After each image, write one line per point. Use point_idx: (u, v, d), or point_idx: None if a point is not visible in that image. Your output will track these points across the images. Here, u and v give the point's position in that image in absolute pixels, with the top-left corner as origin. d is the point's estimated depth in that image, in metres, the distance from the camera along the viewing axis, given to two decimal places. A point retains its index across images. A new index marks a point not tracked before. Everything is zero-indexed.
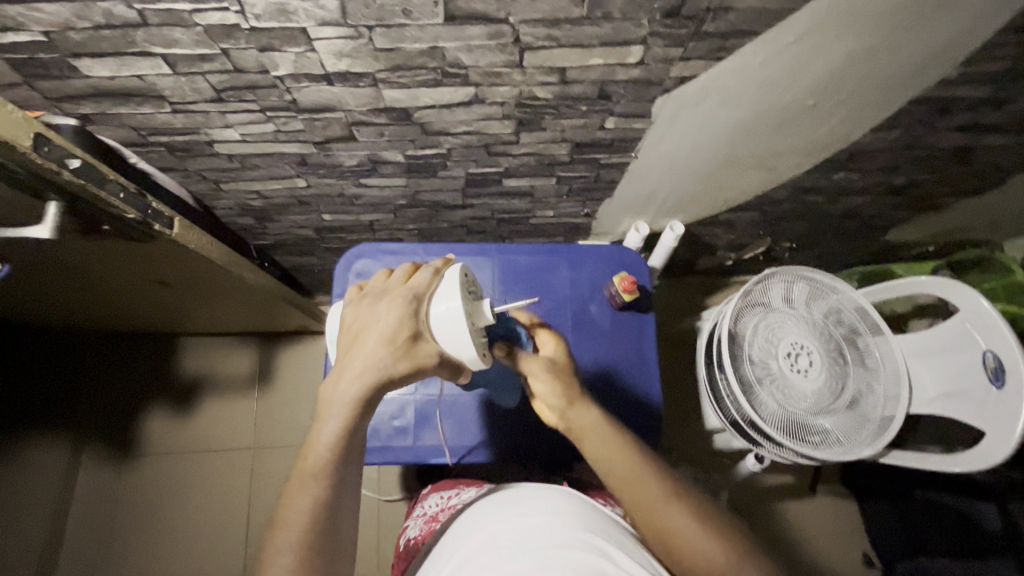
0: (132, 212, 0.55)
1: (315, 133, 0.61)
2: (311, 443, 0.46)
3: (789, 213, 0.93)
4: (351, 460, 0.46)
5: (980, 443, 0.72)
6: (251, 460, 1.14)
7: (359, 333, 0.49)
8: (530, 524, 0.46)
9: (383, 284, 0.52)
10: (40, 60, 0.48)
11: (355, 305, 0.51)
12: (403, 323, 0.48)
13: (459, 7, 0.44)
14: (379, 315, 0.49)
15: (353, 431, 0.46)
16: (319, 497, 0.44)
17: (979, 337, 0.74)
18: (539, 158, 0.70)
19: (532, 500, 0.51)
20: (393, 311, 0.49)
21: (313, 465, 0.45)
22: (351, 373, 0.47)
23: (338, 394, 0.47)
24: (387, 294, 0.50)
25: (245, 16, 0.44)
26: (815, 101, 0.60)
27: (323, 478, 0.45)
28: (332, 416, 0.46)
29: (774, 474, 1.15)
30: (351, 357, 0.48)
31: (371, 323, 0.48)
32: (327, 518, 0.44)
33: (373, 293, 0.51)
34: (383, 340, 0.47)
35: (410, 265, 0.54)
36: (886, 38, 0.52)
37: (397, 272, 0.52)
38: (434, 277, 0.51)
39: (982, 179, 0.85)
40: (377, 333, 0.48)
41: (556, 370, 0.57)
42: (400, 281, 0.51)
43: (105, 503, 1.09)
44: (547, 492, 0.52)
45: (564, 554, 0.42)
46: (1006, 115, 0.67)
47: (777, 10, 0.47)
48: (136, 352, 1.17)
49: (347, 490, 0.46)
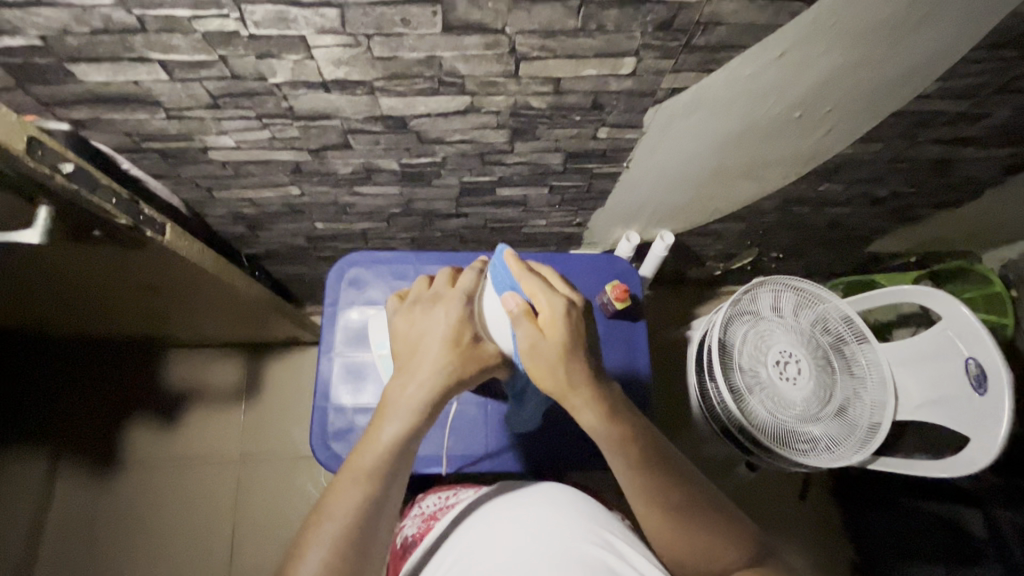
0: (124, 218, 0.55)
1: (310, 140, 0.61)
2: (369, 440, 0.47)
3: (776, 224, 0.95)
4: (404, 464, 0.47)
5: (966, 448, 0.72)
6: (237, 473, 1.12)
7: (421, 338, 0.51)
8: (540, 518, 0.47)
9: (428, 292, 0.54)
10: (35, 65, 0.48)
11: (404, 314, 0.53)
12: (464, 325, 0.51)
13: (458, 18, 0.44)
14: (436, 320, 0.51)
15: (413, 435, 0.47)
16: (366, 498, 0.45)
17: (961, 345, 0.75)
18: (532, 167, 0.71)
19: (543, 492, 0.53)
20: (451, 314, 0.51)
21: (366, 463, 0.46)
22: (421, 376, 0.48)
23: (405, 396, 0.48)
24: (440, 300, 0.52)
25: (244, 23, 0.44)
26: (801, 114, 0.62)
27: (375, 475, 0.45)
28: (395, 417, 0.47)
29: (765, 483, 1.16)
30: (418, 360, 0.49)
31: (430, 327, 0.51)
32: (373, 513, 0.45)
33: (423, 300, 0.53)
34: (449, 342, 0.50)
35: (449, 270, 0.56)
36: (866, 53, 0.54)
37: (440, 278, 0.54)
38: (479, 278, 0.55)
39: (959, 191, 0.88)
40: (440, 336, 0.50)
41: (538, 357, 0.49)
42: (447, 285, 0.54)
43: (87, 518, 1.06)
44: (557, 487, 0.54)
45: (577, 546, 0.44)
46: (983, 129, 0.70)
47: (765, 25, 0.48)
48: (121, 362, 1.15)
49: (396, 490, 0.46)
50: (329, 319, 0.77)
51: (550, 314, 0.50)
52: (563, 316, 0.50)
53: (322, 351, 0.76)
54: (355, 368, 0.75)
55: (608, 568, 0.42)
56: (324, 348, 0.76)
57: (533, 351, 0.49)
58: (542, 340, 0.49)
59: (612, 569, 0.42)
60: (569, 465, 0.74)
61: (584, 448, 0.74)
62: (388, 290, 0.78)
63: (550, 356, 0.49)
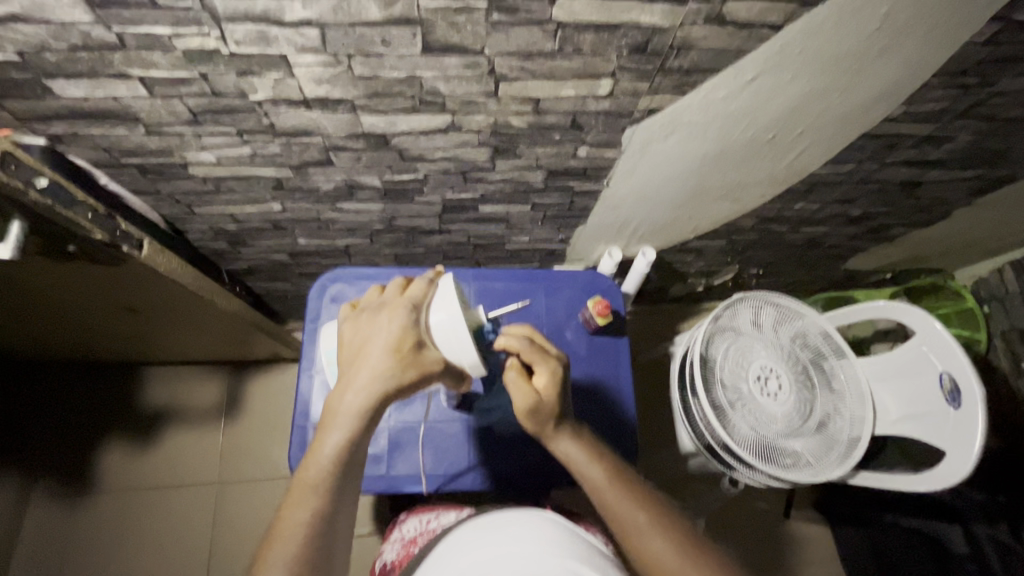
0: (100, 233, 0.54)
1: (292, 157, 0.62)
2: (313, 454, 0.47)
3: (754, 242, 0.97)
4: (351, 472, 0.47)
5: (942, 463, 0.73)
6: (215, 493, 1.09)
7: (363, 345, 0.49)
8: (519, 550, 0.46)
9: (378, 299, 0.52)
10: (12, 80, 0.48)
11: (352, 321, 0.52)
12: (407, 331, 0.49)
13: (438, 39, 0.45)
14: (379, 327, 0.49)
15: (357, 443, 0.47)
16: (318, 509, 0.45)
17: (935, 360, 0.77)
18: (514, 185, 0.72)
19: (514, 524, 0.51)
20: (394, 321, 0.49)
21: (311, 477, 0.46)
22: (358, 383, 0.47)
23: (344, 404, 0.47)
24: (385, 307, 0.51)
25: (225, 42, 0.44)
26: (774, 135, 0.64)
27: (321, 488, 0.46)
28: (338, 427, 0.47)
29: (750, 499, 1.16)
30: (357, 367, 0.48)
31: (373, 334, 0.49)
32: (324, 527, 0.45)
33: (370, 308, 0.52)
34: (390, 348, 0.48)
35: (403, 278, 0.54)
36: (832, 80, 0.56)
37: (391, 286, 0.53)
38: (429, 286, 0.52)
39: (929, 211, 0.91)
40: (380, 343, 0.48)
41: (533, 414, 0.55)
42: (397, 293, 0.52)
43: (56, 543, 1.02)
44: (530, 515, 0.53)
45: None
46: (948, 151, 0.72)
47: (736, 51, 0.50)
48: (94, 380, 1.12)
49: (345, 499, 0.47)
50: (309, 335, 0.77)
51: (547, 381, 0.55)
52: (558, 380, 0.56)
53: (302, 368, 0.75)
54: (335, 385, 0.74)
55: None
56: (304, 364, 0.75)
57: (532, 409, 0.55)
58: (537, 403, 0.55)
59: None
60: (551, 483, 0.73)
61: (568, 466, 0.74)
62: None
63: (543, 415, 0.55)
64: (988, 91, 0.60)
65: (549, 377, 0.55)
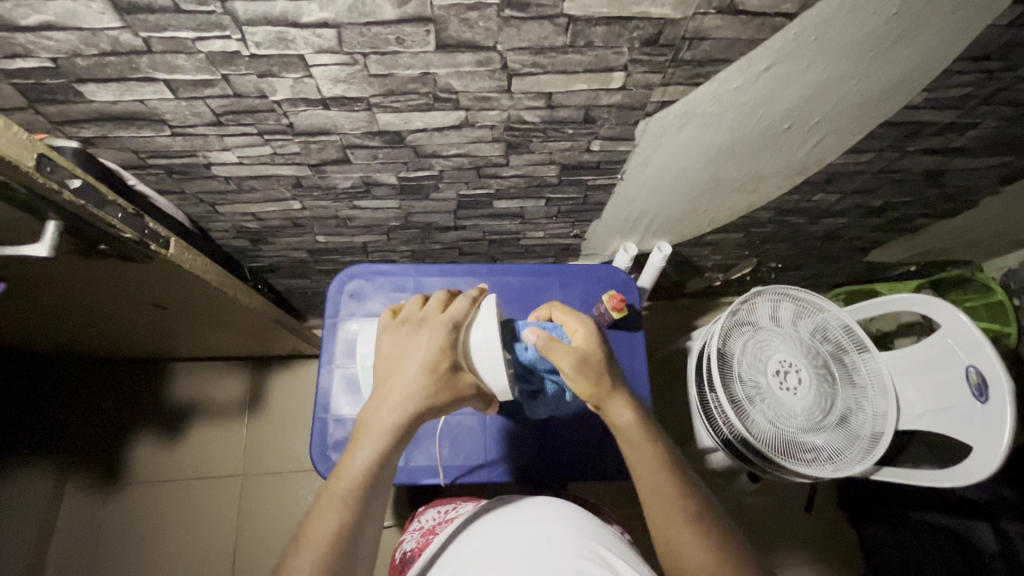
0: (128, 231, 0.57)
1: (311, 156, 0.63)
2: (343, 467, 0.47)
3: (773, 234, 0.96)
4: (380, 487, 0.47)
5: (968, 459, 0.71)
6: (240, 486, 1.12)
7: (400, 361, 0.50)
8: (542, 522, 0.49)
9: (418, 313, 0.54)
10: (46, 85, 0.50)
11: (391, 332, 0.53)
12: (444, 352, 0.50)
13: (450, 36, 0.46)
14: (419, 344, 0.50)
15: (387, 458, 0.48)
16: (345, 521, 0.45)
17: (961, 353, 0.75)
18: (528, 180, 0.72)
19: (524, 507, 0.53)
20: (434, 339, 0.50)
21: (342, 489, 0.46)
22: (393, 400, 0.48)
23: (377, 420, 0.48)
24: (426, 323, 0.52)
25: (246, 44, 0.46)
26: (791, 125, 0.63)
27: (351, 501, 0.46)
28: (369, 442, 0.47)
29: (770, 495, 1.15)
30: (392, 384, 0.49)
31: (411, 351, 0.50)
32: (349, 539, 0.45)
33: (411, 321, 0.52)
34: (426, 368, 0.49)
35: (444, 293, 0.56)
36: (852, 66, 0.55)
37: (433, 300, 0.55)
38: (471, 307, 0.54)
39: (954, 200, 0.89)
40: (417, 361, 0.49)
41: (585, 365, 0.55)
42: (438, 309, 0.53)
43: (90, 534, 1.06)
44: (529, 503, 0.54)
45: (570, 541, 0.46)
46: (973, 137, 0.71)
47: (749, 40, 0.49)
48: (125, 376, 1.16)
49: (372, 513, 0.47)
50: (329, 331, 0.78)
51: (585, 334, 0.59)
52: (597, 334, 0.59)
53: (323, 363, 0.77)
54: (354, 379, 0.76)
55: (603, 559, 0.45)
56: (325, 358, 0.77)
57: (580, 363, 0.55)
58: (586, 353, 0.56)
59: (607, 561, 0.45)
60: (570, 476, 0.74)
61: (584, 458, 0.74)
62: (387, 302, 0.79)
63: (594, 364, 0.56)
64: (1013, 76, 0.59)
65: (586, 332, 0.59)
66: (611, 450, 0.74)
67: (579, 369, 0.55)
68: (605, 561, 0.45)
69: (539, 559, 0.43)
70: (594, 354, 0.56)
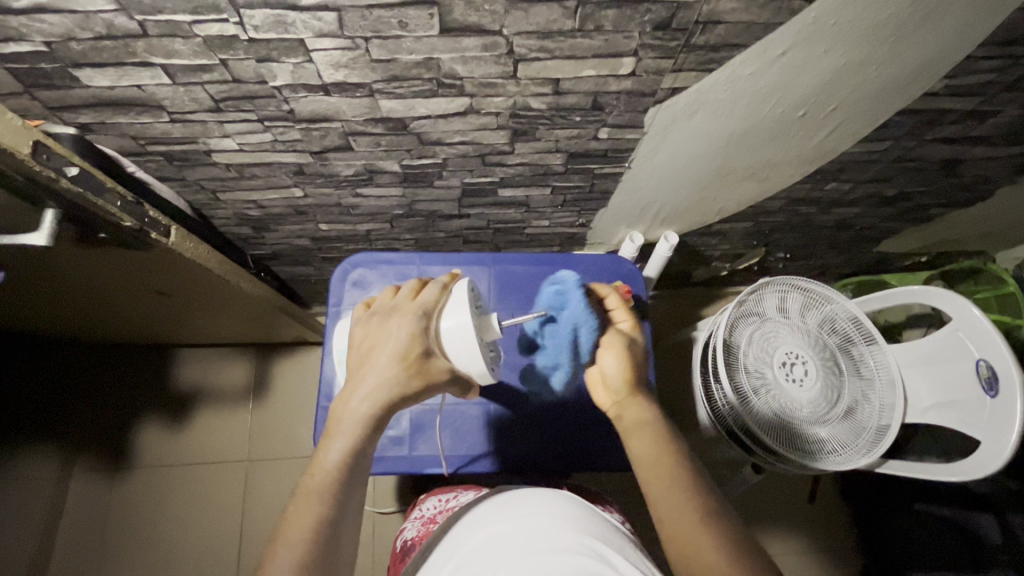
0: (128, 220, 0.56)
1: (312, 143, 0.62)
2: (318, 460, 0.47)
3: (782, 224, 0.94)
4: (357, 476, 0.47)
5: (977, 452, 0.71)
6: (245, 470, 1.13)
7: (371, 350, 0.50)
8: (540, 518, 0.48)
9: (389, 303, 0.54)
10: (41, 70, 0.49)
11: (363, 324, 0.53)
12: (415, 339, 0.50)
13: (455, 19, 0.44)
14: (389, 333, 0.50)
15: (362, 448, 0.47)
16: (324, 514, 0.44)
17: (972, 346, 0.74)
18: (534, 168, 0.71)
19: (522, 500, 0.53)
20: (403, 328, 0.50)
21: (317, 481, 0.46)
22: (364, 389, 0.48)
23: (349, 411, 0.48)
24: (396, 312, 0.52)
25: (244, 27, 0.44)
26: (805, 111, 0.61)
27: (329, 494, 0.45)
28: (342, 433, 0.47)
29: (773, 485, 1.15)
30: (363, 374, 0.49)
31: (382, 340, 0.50)
32: (329, 533, 0.43)
33: (381, 312, 0.53)
34: (396, 356, 0.49)
35: (416, 282, 0.56)
36: (871, 50, 0.53)
37: (403, 289, 0.55)
38: (442, 293, 0.54)
39: (970, 190, 0.87)
40: (388, 350, 0.49)
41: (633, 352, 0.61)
42: (408, 298, 0.53)
43: (96, 517, 1.07)
44: (527, 496, 0.53)
45: (568, 538, 0.45)
46: (994, 126, 0.68)
47: (765, 24, 0.48)
48: (129, 362, 1.17)
49: (353, 503, 0.46)
50: (333, 320, 0.78)
51: (634, 328, 0.65)
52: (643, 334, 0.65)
53: (325, 352, 0.76)
54: None
55: (603, 556, 0.44)
56: (327, 347, 0.77)
57: (631, 349, 0.62)
58: (636, 345, 0.63)
59: (606, 557, 0.44)
60: (572, 467, 0.74)
61: (587, 449, 0.74)
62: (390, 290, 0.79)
63: (638, 357, 0.62)
64: None
65: (638, 327, 0.65)
66: (614, 441, 0.74)
67: (626, 354, 0.61)
68: (605, 558, 0.44)
69: (537, 557, 0.42)
70: (640, 348, 0.63)
